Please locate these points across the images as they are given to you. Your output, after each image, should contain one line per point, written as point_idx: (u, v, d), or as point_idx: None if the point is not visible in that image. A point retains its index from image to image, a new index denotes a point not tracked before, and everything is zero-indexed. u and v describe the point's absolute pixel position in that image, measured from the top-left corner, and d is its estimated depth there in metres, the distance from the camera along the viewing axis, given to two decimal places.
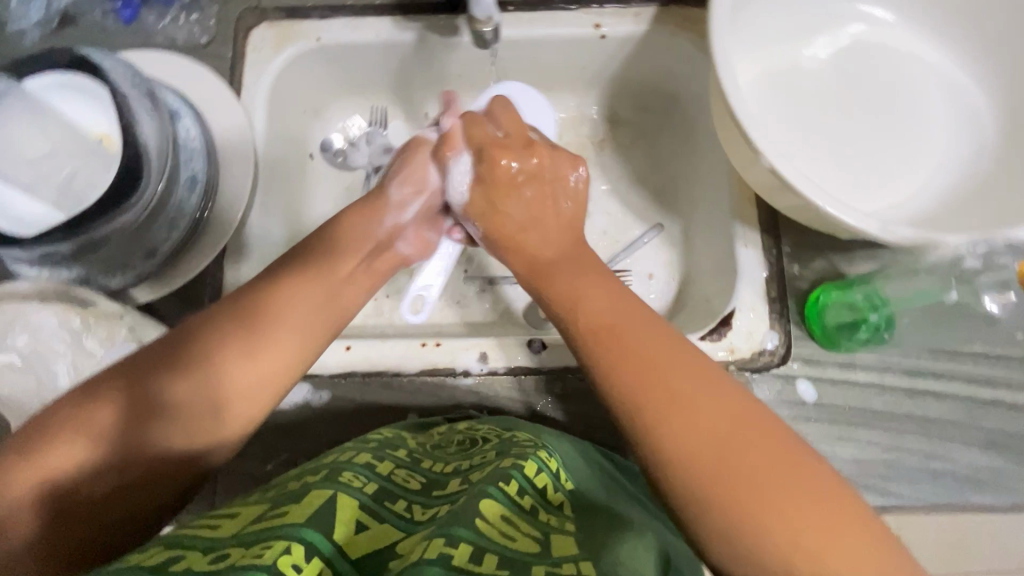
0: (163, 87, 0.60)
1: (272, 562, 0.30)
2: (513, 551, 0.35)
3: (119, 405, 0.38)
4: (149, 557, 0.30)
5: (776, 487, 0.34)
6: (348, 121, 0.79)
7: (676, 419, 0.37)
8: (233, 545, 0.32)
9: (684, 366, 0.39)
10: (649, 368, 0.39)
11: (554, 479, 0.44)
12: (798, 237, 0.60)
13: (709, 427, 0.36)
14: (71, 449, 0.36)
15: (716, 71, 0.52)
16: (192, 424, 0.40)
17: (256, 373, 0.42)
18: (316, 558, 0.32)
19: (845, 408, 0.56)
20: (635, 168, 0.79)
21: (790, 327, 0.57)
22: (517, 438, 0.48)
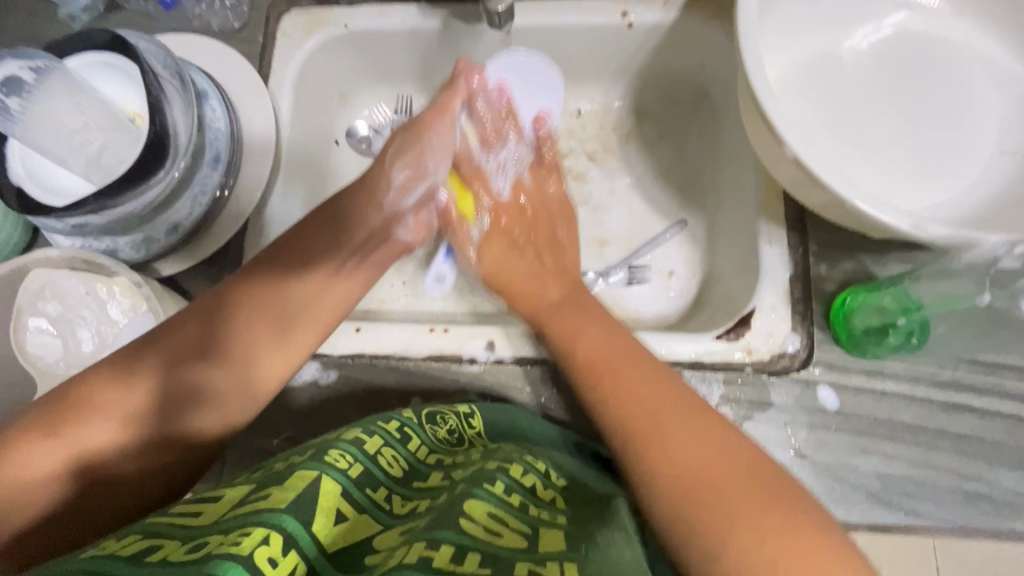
0: (193, 69, 0.62)
1: (248, 553, 0.30)
2: (498, 547, 0.35)
3: (147, 394, 0.44)
4: (125, 547, 0.31)
5: (743, 506, 0.38)
6: (374, 109, 0.80)
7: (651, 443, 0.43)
8: (212, 533, 0.32)
9: (672, 406, 0.45)
10: (640, 419, 0.45)
11: (541, 480, 0.45)
12: (827, 236, 0.57)
13: (690, 454, 0.41)
14: (107, 428, 0.42)
15: (742, 57, 0.50)
16: (218, 409, 0.46)
17: (286, 362, 0.50)
18: (292, 552, 0.32)
19: (871, 419, 0.52)
20: (660, 162, 0.77)
21: (813, 330, 0.54)
22: (504, 445, 0.48)
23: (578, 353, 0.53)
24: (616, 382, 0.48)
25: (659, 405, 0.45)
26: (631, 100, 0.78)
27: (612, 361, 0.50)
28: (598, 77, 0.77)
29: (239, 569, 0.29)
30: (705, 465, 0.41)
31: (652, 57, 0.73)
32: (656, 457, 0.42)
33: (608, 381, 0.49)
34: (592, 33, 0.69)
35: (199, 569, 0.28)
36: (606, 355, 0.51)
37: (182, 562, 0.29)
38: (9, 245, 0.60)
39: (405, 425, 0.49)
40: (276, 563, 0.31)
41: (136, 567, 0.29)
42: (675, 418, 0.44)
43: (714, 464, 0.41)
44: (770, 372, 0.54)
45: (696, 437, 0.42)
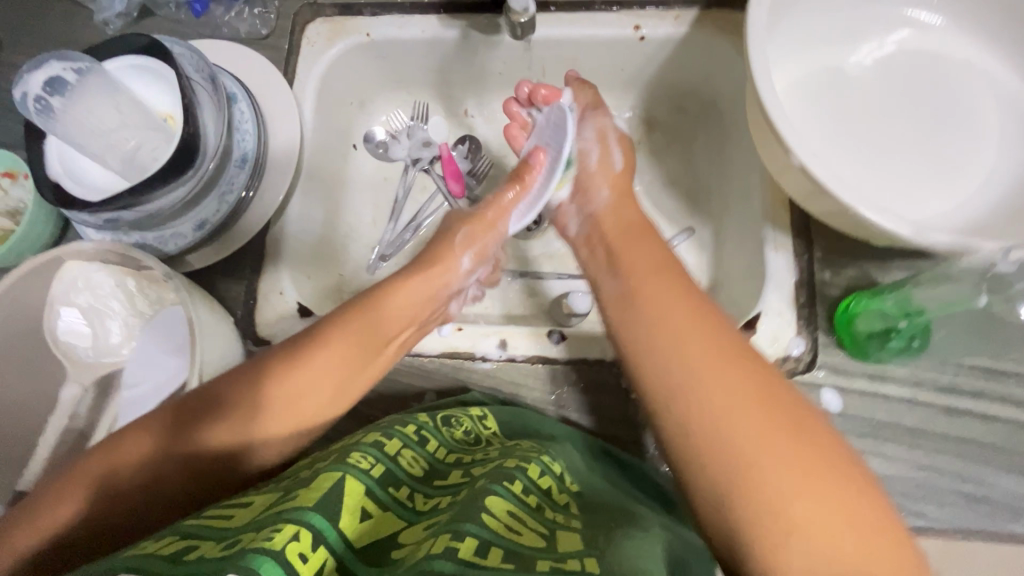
0: (224, 73, 0.65)
1: (281, 548, 0.31)
2: (519, 546, 0.36)
3: (173, 419, 0.44)
4: (164, 547, 0.32)
5: (778, 450, 0.37)
6: (391, 115, 0.83)
7: (692, 376, 0.41)
8: (244, 531, 0.33)
9: (725, 353, 0.42)
10: (683, 361, 0.42)
11: (556, 482, 0.46)
12: (831, 243, 0.59)
13: (737, 404, 0.39)
14: (117, 457, 0.41)
15: (751, 69, 0.52)
16: (229, 431, 0.44)
17: (291, 387, 0.46)
18: (321, 549, 0.33)
19: (874, 421, 0.54)
20: (667, 171, 0.80)
21: (817, 334, 0.56)
22: (521, 445, 0.49)
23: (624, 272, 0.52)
24: (665, 321, 0.45)
25: (709, 349, 0.42)
26: (641, 110, 0.81)
27: (663, 301, 0.47)
28: (610, 87, 0.79)
29: (276, 567, 0.30)
30: (746, 405, 0.39)
31: (662, 69, 0.76)
32: (696, 391, 0.40)
33: (654, 314, 0.46)
34: (604, 45, 0.72)
35: (233, 563, 0.29)
36: (654, 287, 0.48)
37: (219, 556, 0.31)
38: (42, 237, 0.63)
39: (422, 428, 0.50)
40: (307, 558, 0.32)
41: (173, 564, 0.30)
42: (723, 362, 0.41)
43: (747, 401, 0.39)
44: (776, 374, 0.55)
45: (730, 372, 0.40)
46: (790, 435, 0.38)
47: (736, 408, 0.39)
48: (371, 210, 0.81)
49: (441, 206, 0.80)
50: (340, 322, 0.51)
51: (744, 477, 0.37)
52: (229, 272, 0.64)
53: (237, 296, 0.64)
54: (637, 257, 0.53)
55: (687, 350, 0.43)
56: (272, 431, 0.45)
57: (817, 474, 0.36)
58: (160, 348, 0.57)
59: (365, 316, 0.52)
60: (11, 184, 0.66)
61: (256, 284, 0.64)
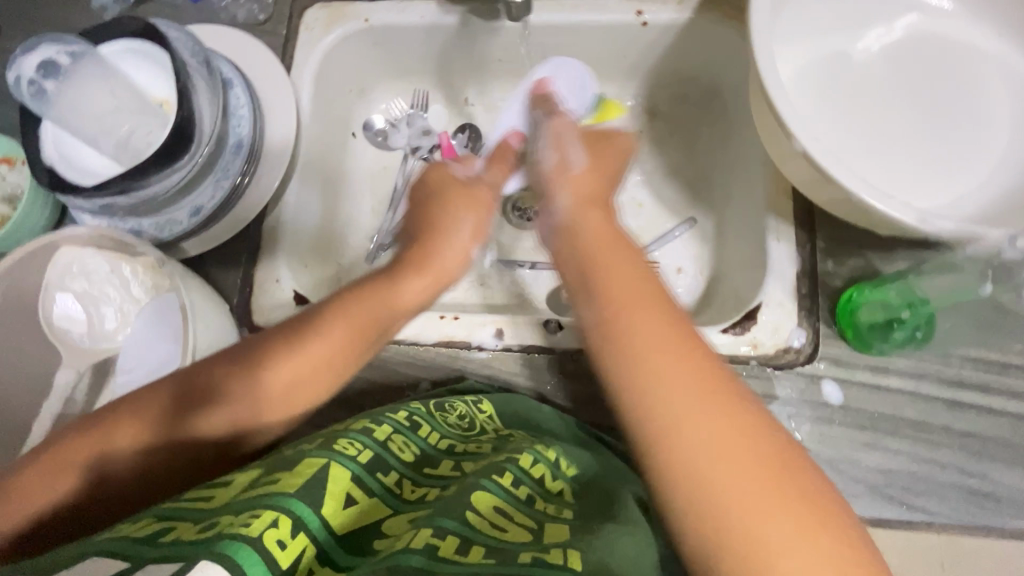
0: (220, 58, 0.64)
1: (258, 535, 0.30)
2: (501, 542, 0.35)
3: (171, 402, 0.43)
4: (142, 528, 0.32)
5: (747, 483, 0.34)
6: (391, 104, 0.82)
7: (659, 395, 0.37)
8: (225, 512, 0.33)
9: (708, 401, 0.36)
10: (662, 408, 0.37)
11: (551, 469, 0.46)
12: (834, 233, 0.58)
13: (717, 461, 0.35)
14: (110, 438, 0.41)
15: (754, 52, 0.51)
16: (231, 416, 0.43)
17: (301, 371, 0.45)
18: (300, 534, 0.33)
19: (875, 414, 0.53)
20: (669, 161, 0.79)
21: (818, 325, 0.55)
22: (514, 437, 0.49)
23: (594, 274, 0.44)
24: (639, 335, 0.39)
25: (693, 393, 0.37)
26: (643, 99, 0.80)
27: (650, 330, 0.39)
28: (612, 75, 0.78)
29: (248, 550, 0.29)
30: (716, 431, 0.36)
31: (665, 57, 0.74)
32: (663, 416, 0.37)
33: (632, 331, 0.40)
34: (606, 31, 0.71)
35: (206, 549, 0.29)
36: (640, 316, 0.40)
37: (194, 538, 0.30)
38: (40, 223, 0.63)
39: (415, 415, 0.49)
40: (285, 545, 0.31)
41: (149, 547, 0.30)
42: (712, 411, 0.36)
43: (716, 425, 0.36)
44: (775, 365, 0.54)
45: (697, 394, 0.37)
46: (780, 496, 0.34)
47: (719, 465, 0.34)
48: (370, 199, 0.80)
49: None
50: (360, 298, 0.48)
51: (716, 512, 0.34)
52: (225, 259, 0.64)
53: (233, 284, 0.64)
54: (609, 256, 0.45)
55: (652, 368, 0.38)
56: (269, 419, 0.44)
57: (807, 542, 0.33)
58: (156, 335, 0.57)
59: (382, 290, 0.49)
60: (10, 170, 0.66)
61: (252, 271, 0.64)
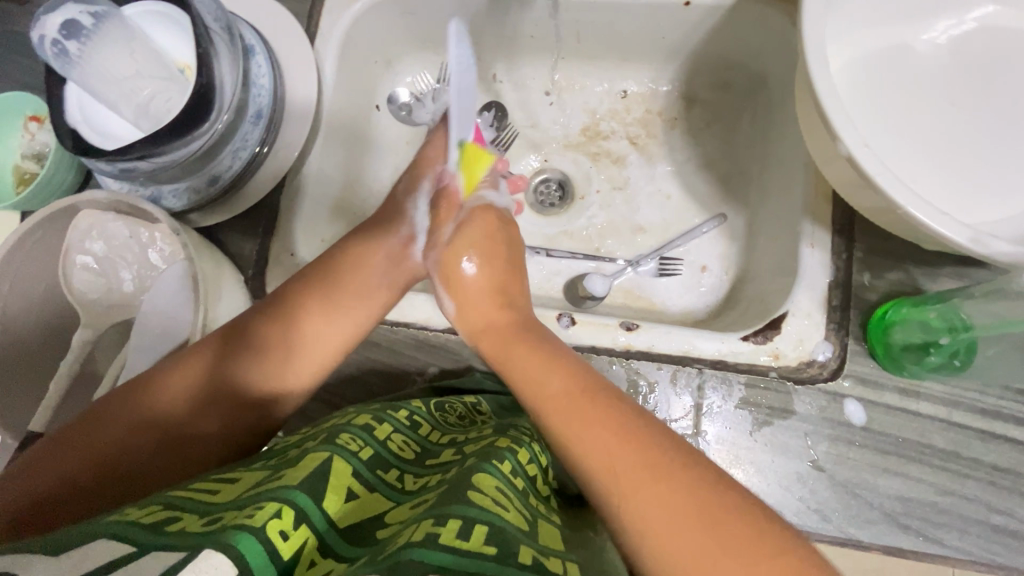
0: (243, 24, 0.63)
1: (261, 526, 0.30)
2: (507, 527, 0.34)
3: (211, 352, 0.48)
4: (148, 516, 0.32)
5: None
6: (416, 76, 0.80)
7: (625, 496, 0.35)
8: (227, 508, 0.33)
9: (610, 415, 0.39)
10: (612, 484, 0.36)
11: (542, 473, 0.45)
12: (874, 243, 0.54)
13: (681, 531, 0.33)
14: (157, 400, 0.45)
15: (805, 43, 0.47)
16: (266, 364, 0.49)
17: (321, 327, 0.50)
18: (302, 527, 0.32)
19: (900, 439, 0.50)
20: (703, 152, 0.75)
21: (848, 341, 0.52)
22: (515, 425, 0.48)
23: (538, 387, 0.43)
24: (587, 435, 0.38)
25: (591, 418, 0.39)
26: (682, 84, 0.76)
27: (535, 373, 0.44)
28: (649, 58, 0.75)
29: (251, 537, 0.29)
30: (688, 527, 0.33)
31: (707, 40, 0.70)
32: (634, 517, 0.35)
33: (574, 435, 0.39)
34: (646, 10, 0.67)
35: (210, 538, 0.29)
36: (528, 359, 0.45)
37: (199, 530, 0.30)
38: (65, 183, 0.64)
39: (415, 414, 0.49)
40: (287, 536, 0.31)
41: (155, 535, 0.30)
42: (601, 419, 0.39)
43: (689, 516, 0.34)
44: (796, 379, 0.52)
45: (664, 484, 0.35)
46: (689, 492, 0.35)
47: (674, 527, 0.34)
48: (390, 174, 0.79)
49: None
50: (351, 260, 0.54)
51: None
52: (242, 230, 0.64)
53: (249, 255, 0.64)
54: (527, 368, 0.45)
55: (605, 472, 0.37)
56: (303, 374, 0.50)
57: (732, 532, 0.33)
58: (169, 304, 0.57)
59: (360, 258, 0.54)
60: (39, 128, 0.66)
61: (268, 244, 0.64)
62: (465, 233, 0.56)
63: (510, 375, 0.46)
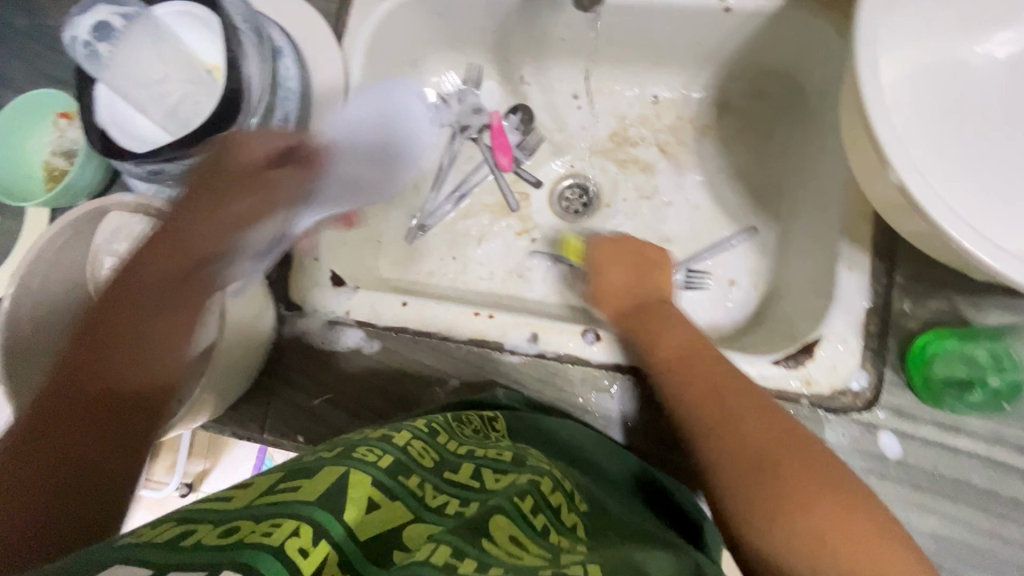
0: (272, 24, 0.62)
1: (280, 546, 0.28)
2: (524, 563, 0.31)
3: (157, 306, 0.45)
4: (161, 533, 0.29)
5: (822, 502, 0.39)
6: (443, 76, 0.79)
7: (731, 432, 0.45)
8: (243, 520, 0.30)
9: (739, 397, 0.47)
10: (721, 430, 0.45)
11: (567, 499, 0.42)
12: (917, 269, 0.52)
13: (775, 463, 0.42)
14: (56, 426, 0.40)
15: (856, 60, 0.45)
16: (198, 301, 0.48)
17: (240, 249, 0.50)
18: (323, 542, 0.29)
19: (935, 475, 0.48)
20: (735, 162, 0.73)
21: (884, 370, 0.50)
22: (534, 453, 0.47)
23: (658, 349, 0.54)
24: (705, 392, 0.48)
25: (710, 388, 0.48)
26: (715, 91, 0.74)
27: (664, 336, 0.55)
28: (683, 63, 0.72)
29: (269, 562, 0.27)
30: (783, 460, 0.42)
31: (746, 47, 0.68)
32: (737, 453, 0.43)
33: (693, 390, 0.49)
34: (683, 15, 0.64)
35: (227, 563, 0.26)
36: (656, 327, 0.57)
37: (214, 547, 0.28)
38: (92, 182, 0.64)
39: (434, 424, 0.46)
40: (307, 553, 0.28)
41: (169, 553, 0.27)
42: (719, 380, 0.49)
43: (784, 453, 0.42)
44: (828, 408, 0.50)
45: (770, 435, 0.44)
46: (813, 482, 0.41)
47: (773, 458, 0.42)
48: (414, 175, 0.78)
49: (486, 177, 0.78)
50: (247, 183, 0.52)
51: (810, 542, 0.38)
52: None
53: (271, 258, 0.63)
54: (656, 336, 0.56)
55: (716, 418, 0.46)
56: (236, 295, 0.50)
57: (838, 493, 0.40)
58: None
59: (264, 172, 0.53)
60: (68, 125, 0.66)
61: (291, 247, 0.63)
62: (599, 253, 0.68)
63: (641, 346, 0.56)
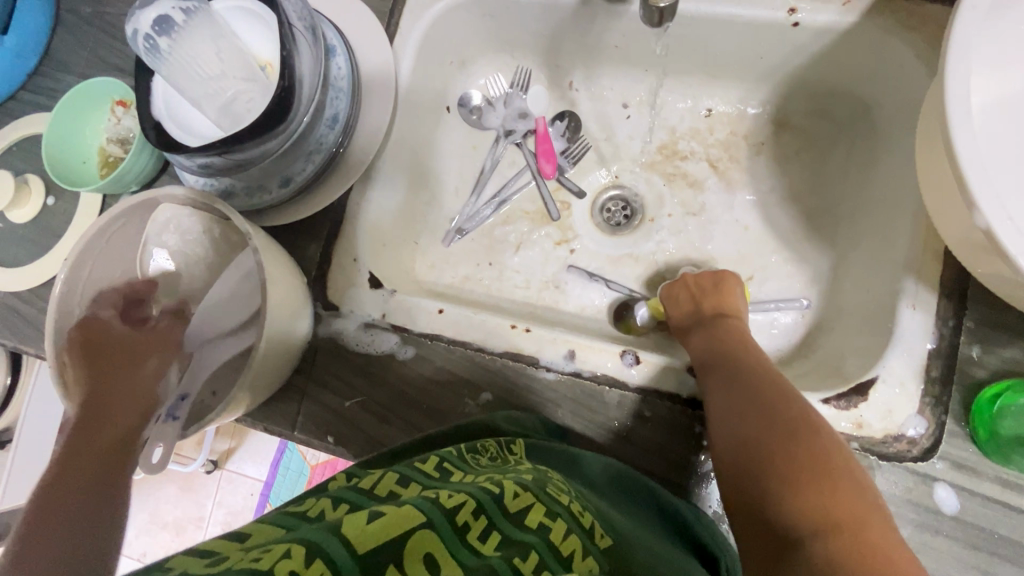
0: (326, 24, 0.62)
1: (268, 569, 0.25)
2: None
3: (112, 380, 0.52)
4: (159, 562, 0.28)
5: (818, 474, 0.40)
6: (490, 79, 0.78)
7: (747, 407, 0.47)
8: (240, 548, 0.28)
9: (770, 387, 0.48)
10: (740, 407, 0.47)
11: (587, 543, 0.35)
12: (989, 313, 0.48)
13: (781, 438, 0.43)
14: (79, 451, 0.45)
15: (944, 88, 0.41)
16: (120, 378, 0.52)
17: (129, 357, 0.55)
18: (316, 562, 0.26)
19: (994, 536, 0.45)
20: (790, 182, 0.70)
21: (945, 419, 0.47)
22: (555, 479, 0.41)
23: (714, 340, 0.56)
24: (738, 379, 0.50)
25: (746, 375, 0.50)
26: (774, 107, 0.71)
27: (721, 335, 0.56)
28: (742, 76, 0.70)
29: None
30: (788, 438, 0.43)
31: (811, 63, 0.64)
32: (748, 426, 0.45)
33: (726, 374, 0.51)
34: (748, 27, 0.61)
35: None
36: (714, 327, 0.58)
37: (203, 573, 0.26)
38: (144, 171, 0.65)
39: (453, 456, 0.42)
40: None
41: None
42: (754, 372, 0.50)
43: (794, 433, 0.43)
44: (879, 453, 0.47)
45: (790, 418, 0.45)
46: (824, 477, 0.40)
47: (780, 435, 0.43)
48: (454, 177, 0.77)
49: (528, 183, 0.76)
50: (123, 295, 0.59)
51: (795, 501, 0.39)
52: (306, 230, 0.64)
53: (312, 256, 0.63)
54: (715, 335, 0.57)
55: (741, 396, 0.48)
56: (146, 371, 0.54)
57: (835, 471, 0.40)
58: (234, 300, 0.57)
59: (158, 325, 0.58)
60: (125, 113, 0.68)
61: (331, 246, 0.63)
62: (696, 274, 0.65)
63: (697, 346, 0.57)
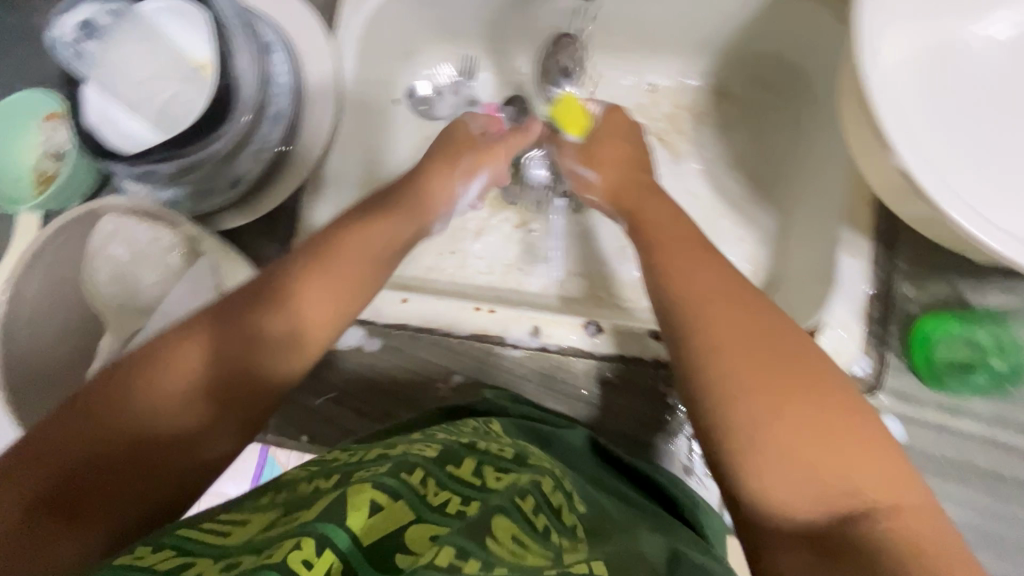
0: (264, 21, 0.61)
1: (282, 561, 0.25)
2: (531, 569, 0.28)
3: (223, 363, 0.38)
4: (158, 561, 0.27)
5: (815, 419, 0.35)
6: (436, 68, 0.78)
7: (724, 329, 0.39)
8: (243, 550, 0.27)
9: (746, 296, 0.42)
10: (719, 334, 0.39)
11: (570, 501, 0.38)
12: (918, 253, 0.52)
13: (774, 382, 0.36)
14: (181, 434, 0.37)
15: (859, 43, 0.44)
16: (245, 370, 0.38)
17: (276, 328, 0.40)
18: (328, 552, 0.26)
19: (938, 457, 0.49)
20: (734, 148, 0.72)
21: (888, 354, 0.50)
22: (536, 448, 0.42)
23: (661, 233, 0.50)
24: (703, 296, 0.42)
25: (720, 289, 0.42)
26: (714, 78, 0.73)
27: (658, 213, 0.53)
28: (680, 50, 0.72)
29: None
30: (780, 377, 0.36)
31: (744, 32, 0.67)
32: (728, 357, 0.38)
33: (688, 284, 0.43)
34: None
35: None
36: (650, 203, 0.55)
37: None
38: (83, 183, 0.63)
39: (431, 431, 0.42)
40: (312, 564, 0.25)
41: None
42: (720, 277, 0.43)
43: (786, 366, 0.37)
44: None
45: (776, 344, 0.38)
46: (824, 423, 0.35)
47: (775, 380, 0.36)
48: None
49: None
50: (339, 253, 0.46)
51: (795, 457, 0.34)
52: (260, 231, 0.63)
53: (268, 257, 0.62)
54: (648, 210, 0.54)
55: (716, 314, 0.40)
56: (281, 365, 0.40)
57: (836, 413, 0.35)
58: (189, 306, 0.55)
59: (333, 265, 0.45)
60: (57, 125, 0.65)
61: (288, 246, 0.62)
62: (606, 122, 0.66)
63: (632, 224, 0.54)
